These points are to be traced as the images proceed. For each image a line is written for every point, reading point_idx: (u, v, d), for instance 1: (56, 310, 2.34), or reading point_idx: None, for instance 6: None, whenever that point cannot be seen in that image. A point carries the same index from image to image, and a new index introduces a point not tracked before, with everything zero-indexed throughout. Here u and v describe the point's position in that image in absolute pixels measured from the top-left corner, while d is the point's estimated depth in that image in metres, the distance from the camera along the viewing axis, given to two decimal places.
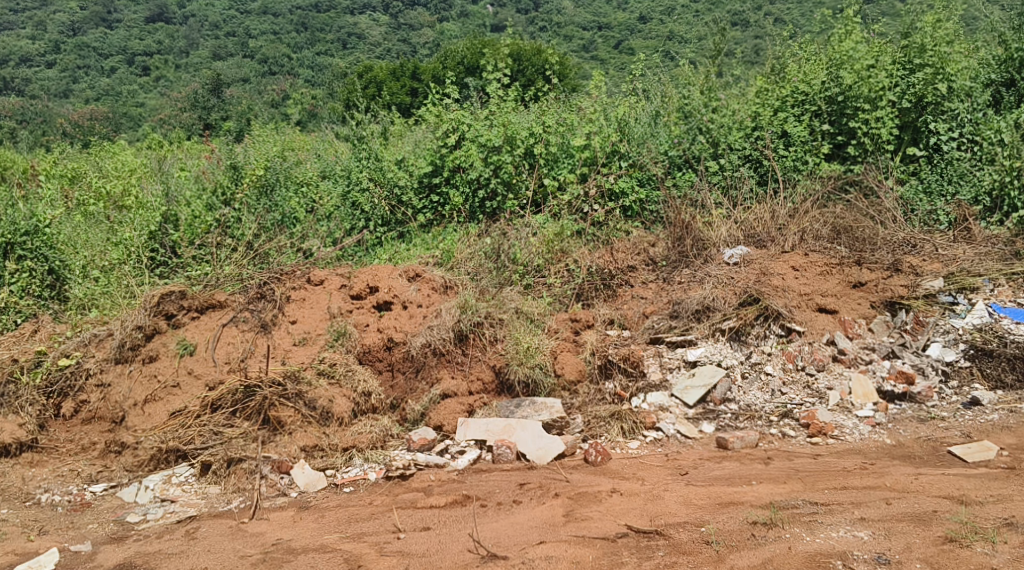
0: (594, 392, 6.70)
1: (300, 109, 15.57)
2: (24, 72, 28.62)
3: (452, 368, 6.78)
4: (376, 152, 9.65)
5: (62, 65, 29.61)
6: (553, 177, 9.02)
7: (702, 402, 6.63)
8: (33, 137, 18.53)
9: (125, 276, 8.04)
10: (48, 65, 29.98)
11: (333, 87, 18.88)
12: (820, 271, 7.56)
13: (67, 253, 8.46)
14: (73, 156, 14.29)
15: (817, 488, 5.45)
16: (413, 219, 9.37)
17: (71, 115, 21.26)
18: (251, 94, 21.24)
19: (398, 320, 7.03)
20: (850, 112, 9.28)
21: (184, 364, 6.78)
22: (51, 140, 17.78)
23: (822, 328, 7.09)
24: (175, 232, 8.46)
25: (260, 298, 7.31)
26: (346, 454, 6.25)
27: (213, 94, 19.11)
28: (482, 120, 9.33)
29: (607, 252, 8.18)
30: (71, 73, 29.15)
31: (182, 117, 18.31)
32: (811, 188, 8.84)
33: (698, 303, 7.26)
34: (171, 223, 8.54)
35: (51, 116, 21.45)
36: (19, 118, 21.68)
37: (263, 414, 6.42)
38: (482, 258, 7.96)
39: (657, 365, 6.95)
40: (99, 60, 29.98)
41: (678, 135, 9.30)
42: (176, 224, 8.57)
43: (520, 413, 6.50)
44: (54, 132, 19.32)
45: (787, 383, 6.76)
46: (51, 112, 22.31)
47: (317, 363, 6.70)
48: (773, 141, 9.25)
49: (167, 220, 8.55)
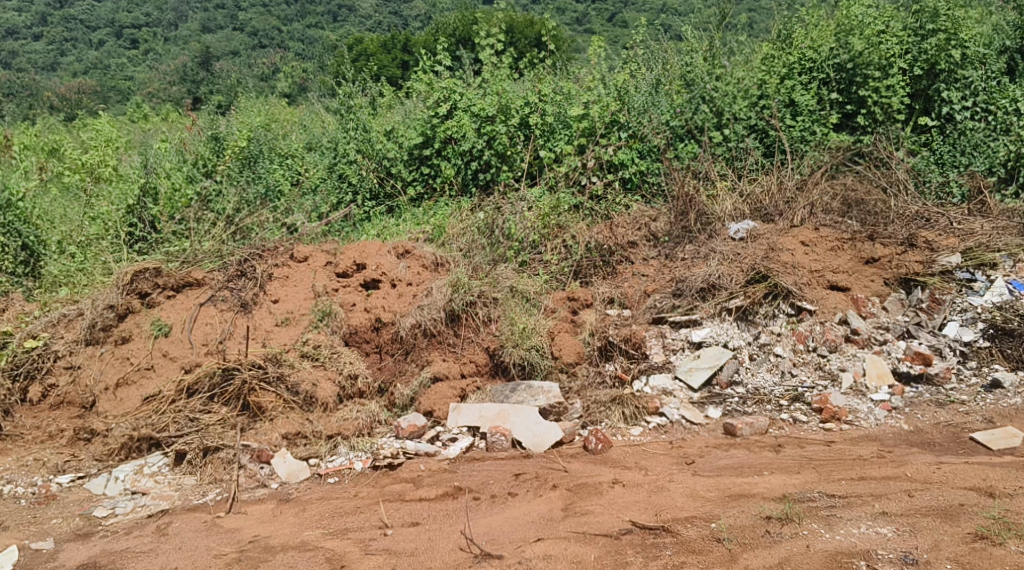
0: (594, 374, 6.37)
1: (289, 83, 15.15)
2: (11, 45, 27.98)
3: (443, 351, 6.47)
4: (364, 121, 9.19)
5: (50, 38, 28.95)
6: (549, 149, 8.62)
7: (707, 386, 6.30)
8: (19, 111, 17.98)
9: (102, 252, 7.81)
10: (35, 38, 29.25)
11: (323, 60, 18.25)
12: (830, 247, 7.23)
13: (41, 228, 8.14)
14: (55, 130, 13.77)
15: (833, 478, 5.09)
16: (402, 192, 8.98)
17: (58, 89, 20.73)
18: (242, 68, 20.64)
19: (387, 299, 6.70)
20: (859, 81, 8.87)
21: (158, 346, 6.41)
22: (37, 114, 17.31)
23: (834, 307, 6.73)
24: (155, 206, 8.16)
25: (240, 276, 6.94)
26: (331, 443, 5.84)
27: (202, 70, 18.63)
28: (476, 87, 9.00)
29: (606, 226, 7.82)
30: (58, 46, 28.51)
31: (173, 93, 17.93)
32: (818, 160, 8.48)
33: (702, 281, 6.90)
34: (150, 196, 8.23)
35: (37, 88, 20.85)
36: (6, 92, 21.11)
37: (242, 400, 6.03)
38: (475, 233, 7.61)
39: (660, 346, 6.62)
40: (86, 32, 29.21)
41: (680, 104, 8.85)
42: (156, 197, 8.27)
43: (515, 398, 6.08)
44: (40, 104, 18.67)
45: (797, 365, 6.41)
46: (38, 84, 21.73)
47: (300, 344, 6.36)
48: (779, 110, 8.87)
49: (146, 193, 8.26)
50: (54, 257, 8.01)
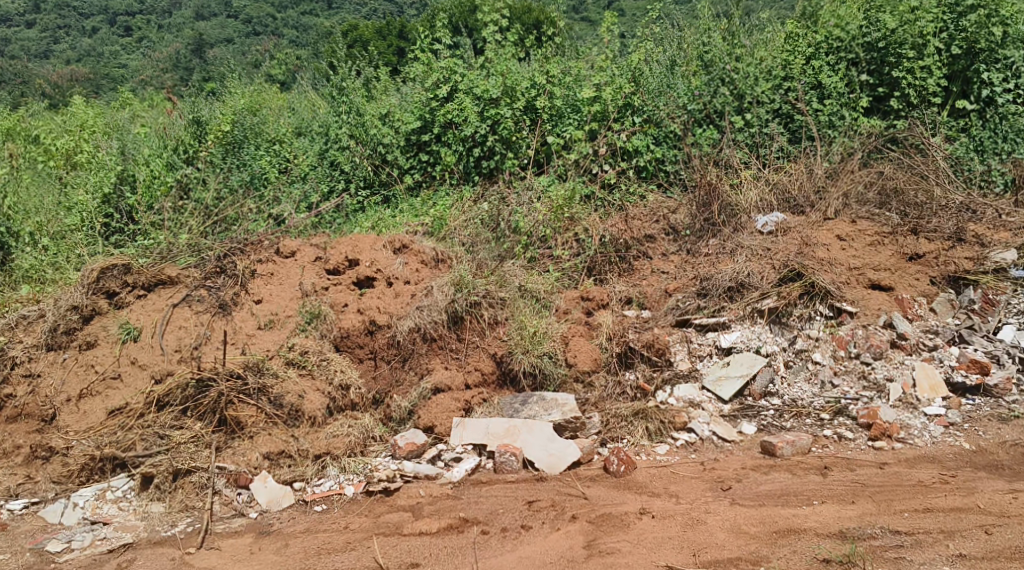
0: (612, 385, 5.76)
1: (283, 71, 14.36)
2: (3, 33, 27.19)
3: (445, 357, 5.84)
4: (358, 104, 8.48)
5: (44, 25, 28.06)
6: (557, 134, 7.92)
7: (739, 397, 5.69)
8: (6, 98, 17.18)
9: (77, 245, 7.25)
10: (27, 26, 28.37)
11: (318, 47, 17.39)
12: (870, 241, 6.61)
13: (13, 219, 7.54)
14: (39, 116, 13.03)
15: (895, 510, 4.58)
16: (399, 180, 8.28)
17: (50, 76, 19.92)
18: (238, 56, 19.87)
19: (382, 299, 6.06)
20: (892, 61, 8.23)
21: (126, 352, 5.74)
22: (25, 102, 16.50)
23: (878, 308, 6.09)
24: (133, 195, 7.60)
25: (219, 273, 6.31)
26: (318, 464, 5.17)
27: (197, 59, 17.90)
28: (478, 68, 8.33)
29: (622, 219, 7.19)
30: (52, 33, 27.62)
31: (165, 78, 17.10)
32: (849, 146, 7.84)
33: (731, 279, 6.27)
34: (127, 184, 7.69)
35: (29, 75, 20.14)
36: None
37: (219, 414, 5.35)
38: (478, 226, 7.01)
39: (685, 352, 5.96)
40: (79, 16, 28.31)
41: (698, 87, 8.17)
42: (134, 185, 7.70)
43: (526, 412, 5.43)
44: (28, 91, 17.87)
45: (838, 373, 5.78)
46: (31, 71, 20.91)
47: (285, 350, 5.70)
48: (805, 93, 8.18)
49: (125, 181, 7.72)
50: (24, 250, 7.41)
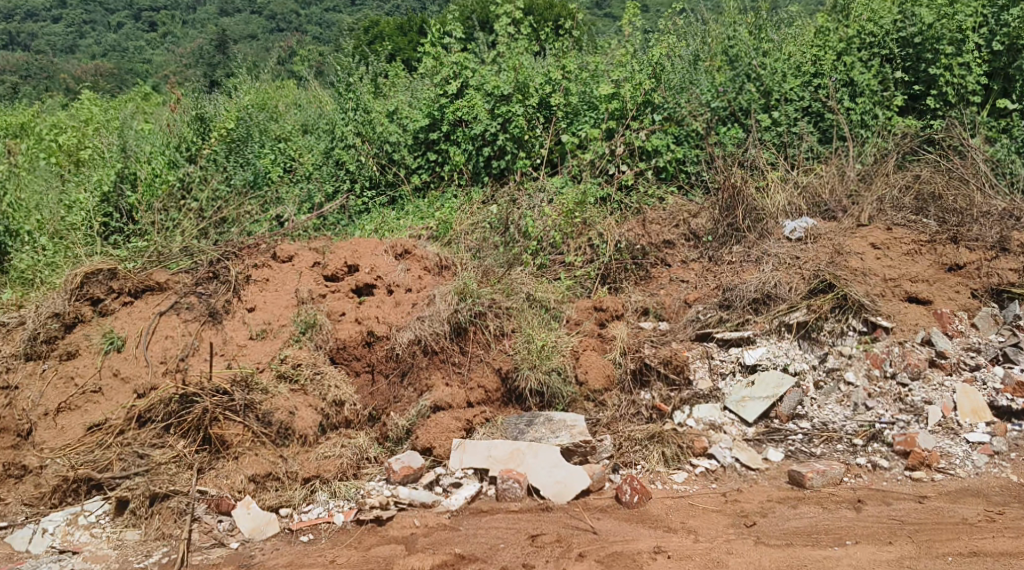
0: (626, 405, 5.36)
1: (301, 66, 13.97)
2: (26, 27, 27.03)
3: (447, 371, 5.45)
4: (365, 101, 8.11)
5: (66, 18, 27.87)
6: (572, 133, 7.49)
7: (764, 419, 5.31)
8: (23, 92, 16.91)
9: (74, 245, 6.94)
10: (51, 19, 28.18)
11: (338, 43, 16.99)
12: (906, 250, 6.20)
13: (14, 217, 7.32)
14: (52, 110, 12.75)
15: (937, 554, 4.18)
16: (406, 180, 7.88)
17: (71, 70, 19.68)
18: (258, 53, 19.53)
19: (381, 307, 5.68)
20: (928, 57, 7.77)
21: (108, 363, 5.38)
22: (41, 95, 16.22)
23: (915, 325, 5.67)
24: (133, 194, 7.25)
25: (211, 278, 5.92)
26: (307, 488, 4.83)
27: (215, 54, 17.55)
28: (490, 63, 7.93)
29: (639, 223, 6.81)
30: (74, 26, 27.41)
31: (184, 73, 16.77)
32: (882, 147, 7.42)
33: (755, 291, 5.88)
34: (127, 182, 7.33)
35: (52, 71, 19.90)
36: (19, 72, 20.10)
37: (203, 432, 4.97)
38: (487, 230, 6.61)
39: (706, 369, 5.56)
40: (103, 12, 28.10)
41: (723, 83, 7.74)
42: (135, 183, 7.36)
43: (533, 434, 5.03)
44: (46, 85, 17.63)
45: (873, 396, 5.37)
46: (52, 66, 20.69)
47: (277, 363, 5.32)
48: (836, 90, 7.73)
49: (124, 179, 7.35)
50: (22, 252, 7.13)
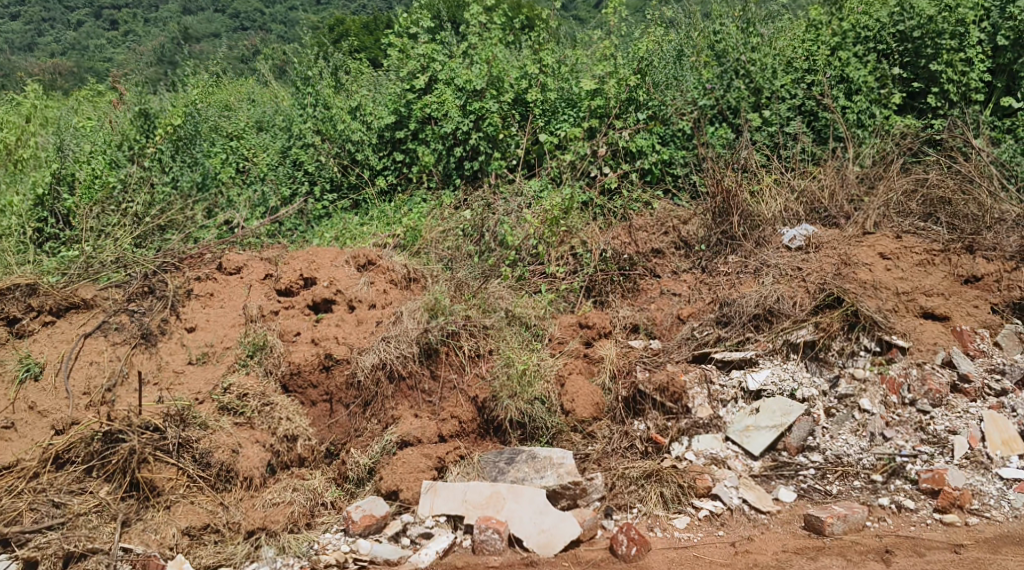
0: (618, 437, 4.79)
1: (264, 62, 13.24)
2: None
3: (415, 401, 4.81)
4: (325, 96, 7.47)
5: None
6: (551, 132, 6.88)
7: (771, 452, 4.73)
8: None
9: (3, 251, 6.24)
10: None
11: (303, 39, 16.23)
12: (918, 261, 5.63)
13: None
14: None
15: None
16: (371, 182, 7.21)
17: (23, 66, 18.77)
18: (221, 50, 18.61)
19: (341, 327, 5.05)
20: (929, 53, 7.21)
21: (23, 395, 4.69)
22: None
23: (933, 344, 5.11)
24: (70, 196, 6.59)
25: (146, 294, 5.31)
26: (251, 542, 4.21)
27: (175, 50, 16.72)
28: (461, 56, 7.26)
29: (625, 230, 6.20)
30: None
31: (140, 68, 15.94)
32: (883, 149, 6.84)
33: (756, 306, 5.30)
34: (64, 185, 6.67)
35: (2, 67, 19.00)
36: None
37: (130, 476, 4.34)
38: (459, 238, 6.03)
39: (705, 396, 4.94)
40: None
41: (710, 78, 7.12)
42: (73, 186, 6.71)
43: (513, 474, 4.43)
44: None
45: (891, 425, 4.79)
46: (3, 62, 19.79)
47: (219, 393, 4.70)
48: (832, 88, 7.12)
49: (61, 181, 6.71)
50: None
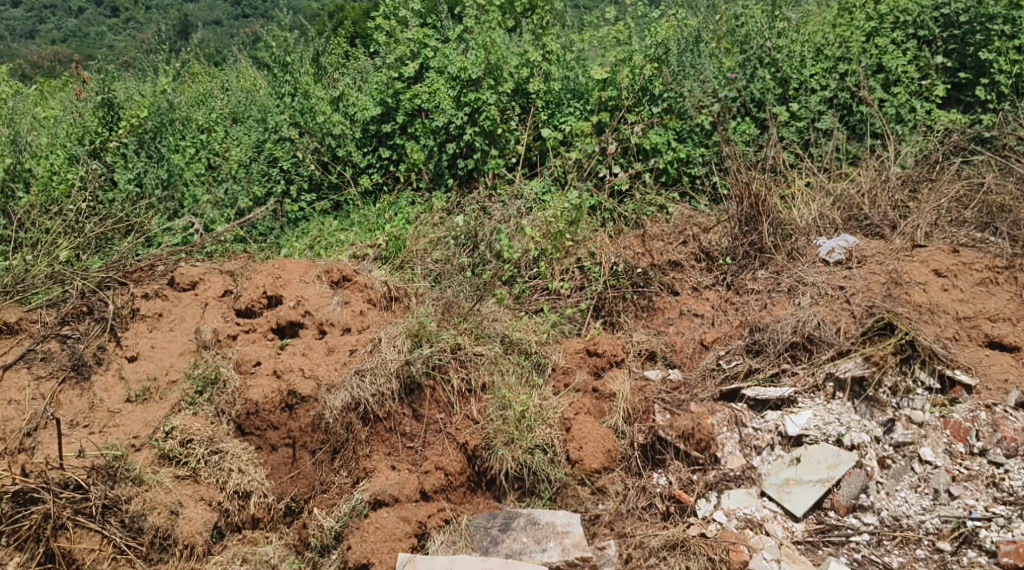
0: (634, 495, 4.07)
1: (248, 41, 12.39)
2: None
3: (393, 449, 4.06)
4: (303, 85, 6.60)
5: None
6: (555, 126, 6.10)
7: (817, 512, 3.99)
8: None
9: None
10: None
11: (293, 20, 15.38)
12: (978, 280, 4.87)
13: None
14: None
15: None
16: (353, 182, 6.39)
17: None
18: (219, 32, 17.60)
19: (308, 356, 4.27)
20: (977, 40, 6.41)
21: None
22: None
23: (1004, 380, 4.30)
24: (25, 196, 5.81)
25: (84, 314, 4.56)
26: None
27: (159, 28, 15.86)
28: (455, 41, 6.42)
29: (637, 239, 5.48)
30: None
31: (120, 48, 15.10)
32: (925, 147, 6.07)
33: (793, 332, 4.54)
34: (19, 183, 5.90)
35: None
36: None
37: (44, 545, 3.70)
38: (450, 248, 5.26)
39: (736, 442, 4.23)
40: None
41: (731, 68, 6.34)
42: (29, 184, 5.97)
43: (509, 546, 3.78)
44: None
45: (958, 480, 4.02)
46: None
47: (160, 438, 3.99)
48: (868, 78, 6.33)
49: (16, 178, 5.93)
50: None
